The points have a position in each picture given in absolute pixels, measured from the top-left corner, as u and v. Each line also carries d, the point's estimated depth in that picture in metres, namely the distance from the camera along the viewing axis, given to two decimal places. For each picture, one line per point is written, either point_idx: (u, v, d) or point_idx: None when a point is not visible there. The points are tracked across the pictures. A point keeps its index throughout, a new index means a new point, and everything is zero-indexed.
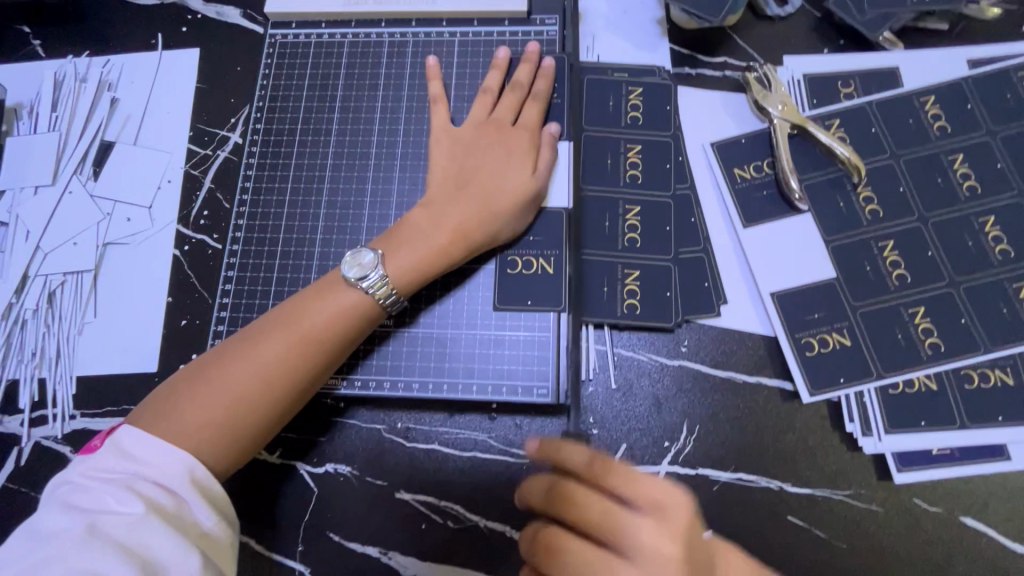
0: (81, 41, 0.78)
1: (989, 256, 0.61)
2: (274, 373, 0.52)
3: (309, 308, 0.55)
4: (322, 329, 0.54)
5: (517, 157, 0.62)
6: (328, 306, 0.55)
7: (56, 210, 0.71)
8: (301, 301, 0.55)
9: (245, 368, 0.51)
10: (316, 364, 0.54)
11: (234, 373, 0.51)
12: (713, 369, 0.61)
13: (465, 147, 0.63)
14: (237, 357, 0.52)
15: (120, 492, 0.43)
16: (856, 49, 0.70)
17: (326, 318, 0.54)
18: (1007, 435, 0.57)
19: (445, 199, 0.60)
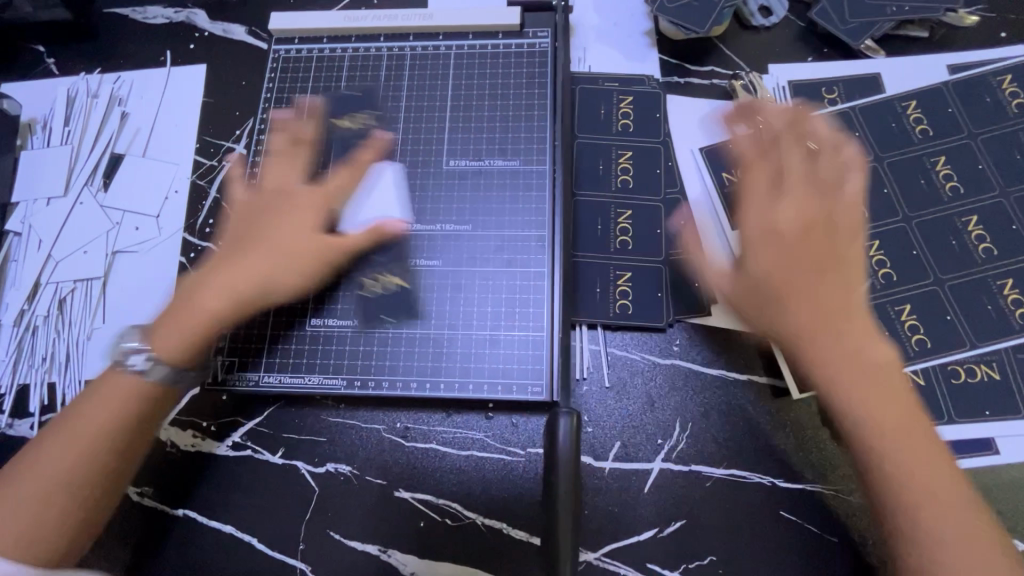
0: (93, 59, 0.81)
1: (973, 254, 0.63)
2: (102, 466, 0.53)
3: (89, 408, 0.55)
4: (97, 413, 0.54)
5: (301, 217, 0.61)
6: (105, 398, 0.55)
7: (68, 220, 0.74)
8: (86, 401, 0.55)
9: (49, 465, 0.53)
10: (138, 447, 0.56)
11: (41, 468, 0.52)
12: (705, 368, 0.62)
13: (254, 212, 0.63)
14: (47, 466, 0.52)
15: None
16: (839, 56, 0.72)
17: (97, 413, 0.54)
18: (993, 428, 0.58)
19: (231, 260, 0.60)
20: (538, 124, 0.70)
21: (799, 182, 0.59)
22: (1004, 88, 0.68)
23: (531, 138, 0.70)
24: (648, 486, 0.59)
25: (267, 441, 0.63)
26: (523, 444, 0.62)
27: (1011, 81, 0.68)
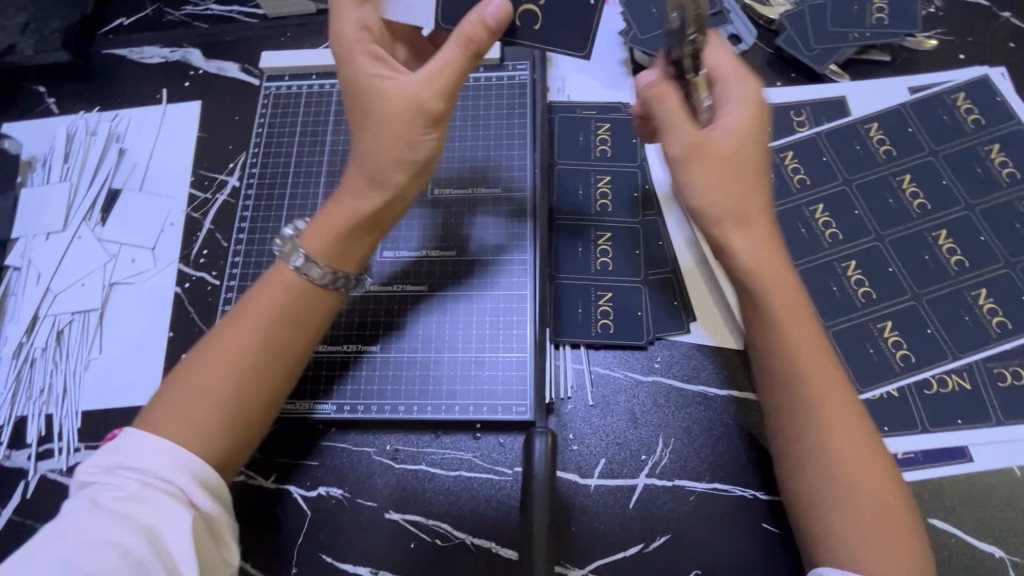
0: (92, 99, 0.84)
1: (945, 267, 0.65)
2: (280, 360, 0.53)
3: (258, 304, 0.53)
4: (280, 330, 0.53)
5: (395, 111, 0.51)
6: (268, 295, 0.53)
7: (66, 253, 0.76)
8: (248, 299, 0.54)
9: (210, 367, 0.51)
10: (306, 345, 0.54)
11: (193, 382, 0.50)
12: (685, 384, 0.64)
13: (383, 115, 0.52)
14: (221, 353, 0.51)
15: (115, 478, 0.46)
16: (805, 81, 0.75)
17: (271, 305, 0.53)
18: (966, 436, 0.59)
19: (370, 167, 0.53)
20: (519, 151, 0.73)
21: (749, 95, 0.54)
22: (960, 106, 0.71)
23: (513, 164, 0.73)
24: (634, 502, 0.60)
25: (258, 466, 0.64)
26: (510, 464, 0.63)
27: (964, 98, 0.72)
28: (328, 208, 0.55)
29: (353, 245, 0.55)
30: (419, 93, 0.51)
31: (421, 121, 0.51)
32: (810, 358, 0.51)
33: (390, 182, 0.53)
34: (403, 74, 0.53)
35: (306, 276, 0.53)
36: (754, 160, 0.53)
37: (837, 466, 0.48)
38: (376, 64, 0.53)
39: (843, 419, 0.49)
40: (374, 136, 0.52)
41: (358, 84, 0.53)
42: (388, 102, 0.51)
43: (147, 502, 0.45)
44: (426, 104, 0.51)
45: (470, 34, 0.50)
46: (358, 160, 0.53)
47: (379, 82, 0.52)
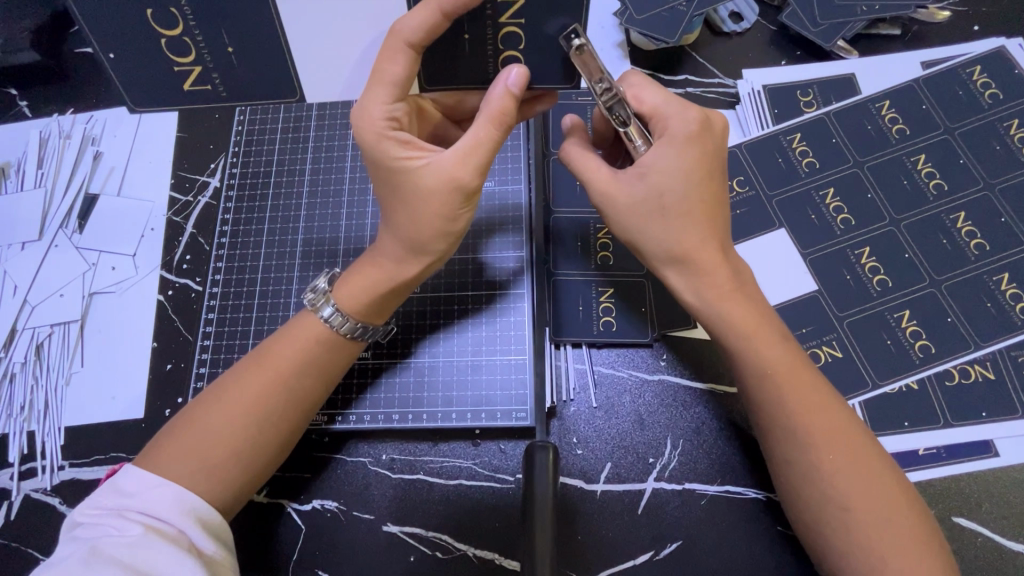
0: (66, 100, 0.80)
1: (964, 251, 0.62)
2: (294, 412, 0.53)
3: (279, 348, 0.54)
4: (297, 381, 0.53)
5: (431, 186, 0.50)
6: (290, 349, 0.54)
7: (44, 264, 0.73)
8: (274, 341, 0.55)
9: (226, 412, 0.51)
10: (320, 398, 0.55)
11: (204, 422, 0.50)
12: (694, 382, 0.61)
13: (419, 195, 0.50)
14: (236, 398, 0.51)
15: (118, 521, 0.44)
16: (812, 59, 0.72)
17: (294, 358, 0.53)
18: (990, 429, 0.56)
19: (406, 228, 0.52)
20: (511, 146, 0.70)
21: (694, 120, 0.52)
22: (976, 80, 0.68)
23: (504, 158, 0.70)
24: (642, 508, 0.58)
25: None
26: (512, 471, 0.60)
27: (980, 72, 0.68)
28: (364, 262, 0.56)
29: (385, 303, 0.56)
30: (455, 172, 0.49)
31: (458, 198, 0.50)
32: (791, 381, 0.49)
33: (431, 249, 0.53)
34: (431, 150, 0.52)
35: (333, 327, 0.55)
36: (701, 184, 0.50)
37: (826, 475, 0.46)
38: (402, 147, 0.51)
39: (826, 430, 0.47)
40: (406, 200, 0.51)
41: (383, 167, 0.51)
42: (423, 184, 0.50)
43: (149, 546, 0.43)
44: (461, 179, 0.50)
45: (501, 109, 0.49)
46: (395, 227, 0.53)
47: (411, 161, 0.51)
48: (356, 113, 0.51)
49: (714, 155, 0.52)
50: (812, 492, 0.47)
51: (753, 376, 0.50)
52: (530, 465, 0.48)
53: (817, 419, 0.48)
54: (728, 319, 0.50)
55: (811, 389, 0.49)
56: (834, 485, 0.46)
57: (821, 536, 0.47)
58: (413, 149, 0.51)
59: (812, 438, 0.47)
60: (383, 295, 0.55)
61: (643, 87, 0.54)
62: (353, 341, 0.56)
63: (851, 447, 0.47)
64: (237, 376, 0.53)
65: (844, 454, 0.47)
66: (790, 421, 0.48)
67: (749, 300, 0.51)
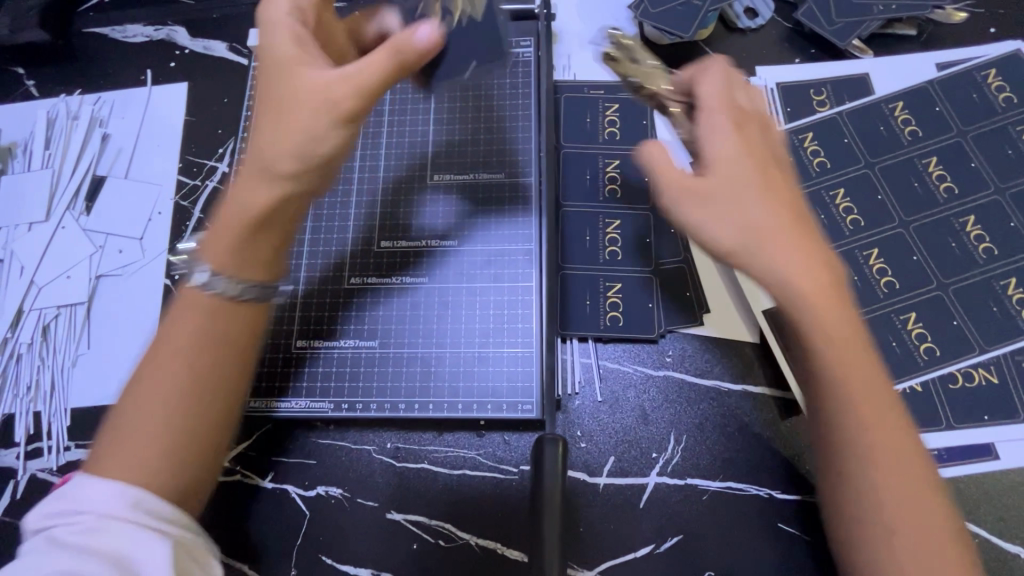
0: (74, 81, 0.80)
1: (972, 255, 0.62)
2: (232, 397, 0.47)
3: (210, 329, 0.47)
4: (188, 354, 0.46)
5: (303, 108, 0.48)
6: (181, 332, 0.47)
7: (50, 245, 0.73)
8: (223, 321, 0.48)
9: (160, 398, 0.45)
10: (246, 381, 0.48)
11: (139, 410, 0.45)
12: (698, 379, 0.62)
13: (286, 106, 0.48)
14: (158, 384, 0.45)
15: (71, 513, 0.42)
16: (826, 58, 0.71)
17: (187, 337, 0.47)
18: (993, 433, 0.57)
19: (260, 156, 0.48)
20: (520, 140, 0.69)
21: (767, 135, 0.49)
22: (990, 83, 0.67)
23: (517, 149, 0.69)
24: (644, 502, 0.58)
25: (256, 465, 0.62)
26: (516, 462, 0.61)
27: (995, 76, 0.68)
28: (218, 216, 0.50)
29: (254, 251, 0.48)
30: (332, 88, 0.48)
31: (328, 116, 0.48)
32: (874, 401, 0.43)
33: (309, 168, 0.48)
34: (314, 61, 0.50)
35: (219, 294, 0.47)
36: (767, 174, 0.46)
37: (884, 501, 0.42)
38: (292, 50, 0.50)
39: (887, 452, 0.42)
40: (282, 123, 0.48)
41: (271, 82, 0.50)
42: (298, 94, 0.48)
43: (110, 529, 0.41)
44: (340, 103, 0.48)
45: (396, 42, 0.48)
46: (257, 153, 0.49)
47: (292, 70, 0.49)
48: (262, 15, 0.52)
49: (764, 135, 0.49)
50: (862, 511, 0.42)
51: (827, 391, 0.44)
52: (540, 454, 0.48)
53: (886, 440, 0.43)
54: (801, 318, 0.44)
55: (888, 410, 0.43)
56: (872, 483, 0.42)
57: (843, 525, 0.44)
58: (304, 57, 0.50)
59: (873, 458, 0.42)
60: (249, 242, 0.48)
61: (712, 79, 0.50)
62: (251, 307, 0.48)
63: (914, 475, 0.42)
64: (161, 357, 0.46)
65: (906, 487, 0.42)
66: (866, 441, 0.43)
67: (830, 296, 0.44)
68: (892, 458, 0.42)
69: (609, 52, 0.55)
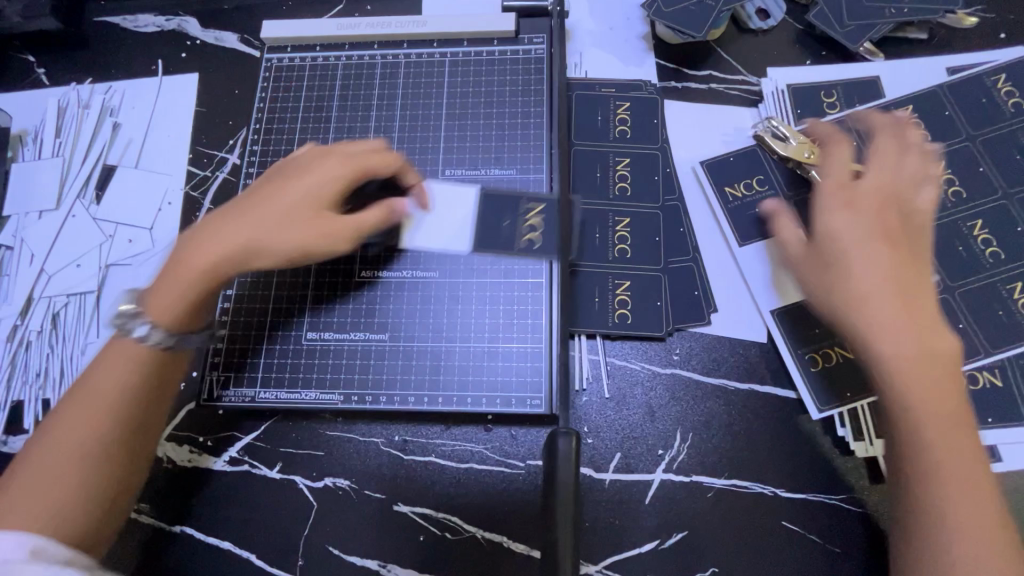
0: (85, 69, 0.80)
1: (979, 259, 0.62)
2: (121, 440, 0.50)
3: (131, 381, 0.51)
4: (115, 399, 0.50)
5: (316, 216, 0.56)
6: (112, 367, 0.51)
7: (60, 233, 0.73)
8: (98, 367, 0.51)
9: (62, 449, 0.48)
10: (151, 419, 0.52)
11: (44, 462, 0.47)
12: (705, 377, 0.62)
13: (261, 199, 0.56)
14: (78, 428, 0.48)
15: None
16: (837, 60, 0.72)
17: (108, 383, 0.50)
18: (997, 435, 0.57)
19: (280, 235, 0.55)
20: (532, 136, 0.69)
21: (879, 198, 0.57)
22: (1000, 89, 0.67)
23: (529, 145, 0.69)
24: (649, 498, 0.59)
25: (264, 455, 0.63)
26: (523, 457, 0.61)
27: (1005, 81, 0.67)
28: (173, 270, 0.53)
29: (164, 298, 0.52)
30: (333, 216, 0.56)
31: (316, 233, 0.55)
32: (943, 444, 0.48)
33: (247, 254, 0.54)
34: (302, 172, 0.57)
35: (148, 344, 0.51)
36: (865, 237, 0.55)
37: (954, 539, 0.46)
38: (321, 157, 0.58)
39: (953, 487, 0.47)
40: (264, 205, 0.56)
41: (287, 179, 0.57)
42: (288, 199, 0.56)
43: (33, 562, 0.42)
44: (328, 223, 0.56)
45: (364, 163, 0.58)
46: (254, 224, 0.54)
47: (331, 174, 0.57)
48: (347, 141, 0.61)
49: (880, 202, 0.57)
50: (930, 554, 0.46)
51: (903, 434, 0.49)
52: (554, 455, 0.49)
53: (950, 477, 0.47)
54: (882, 364, 0.51)
55: (961, 456, 0.48)
56: (932, 522, 0.47)
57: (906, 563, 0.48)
58: (350, 166, 0.58)
59: (948, 492, 0.47)
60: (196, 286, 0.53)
61: (836, 152, 0.61)
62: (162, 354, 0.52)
63: (970, 509, 0.47)
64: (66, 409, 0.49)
65: (971, 526, 0.46)
66: (925, 477, 0.48)
67: (923, 341, 0.51)
68: (956, 489, 0.47)
69: (763, 137, 0.67)
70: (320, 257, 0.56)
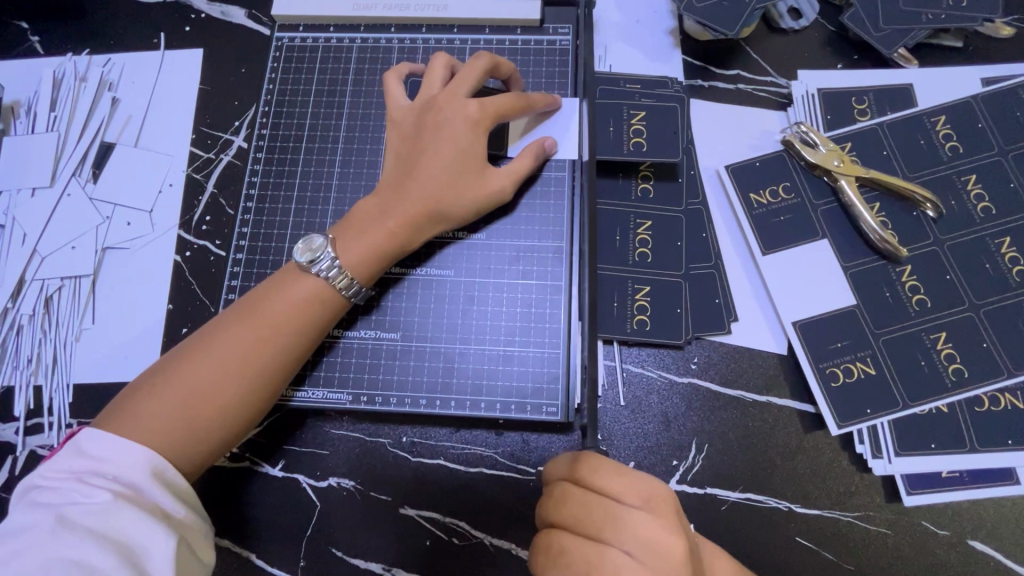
0: (82, 39, 0.76)
1: (1007, 277, 0.61)
2: (250, 376, 0.52)
3: (275, 313, 0.54)
4: (286, 330, 0.54)
5: (435, 155, 0.59)
6: (284, 297, 0.55)
7: (55, 212, 0.70)
8: (261, 293, 0.56)
9: (207, 364, 0.51)
10: (283, 370, 0.54)
11: (189, 374, 0.51)
12: (723, 388, 0.60)
13: (404, 149, 0.61)
14: (224, 351, 0.52)
15: (83, 487, 0.44)
16: (869, 65, 0.69)
17: (283, 313, 0.54)
18: (1016, 458, 0.56)
19: (394, 188, 0.59)
20: (561, 116, 0.65)
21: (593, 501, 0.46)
22: None
23: None
24: None
25: (266, 453, 0.61)
26: (534, 463, 0.60)
27: None
28: (353, 222, 0.58)
29: (365, 239, 0.57)
30: (465, 158, 0.59)
31: (472, 173, 0.59)
32: None
33: (436, 202, 0.58)
34: (458, 113, 0.60)
35: (327, 281, 0.56)
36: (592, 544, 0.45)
37: None
38: (424, 107, 0.62)
39: None
40: (414, 161, 0.59)
41: (412, 128, 0.62)
42: (450, 141, 0.59)
43: (119, 514, 0.43)
44: (468, 165, 0.59)
45: (506, 104, 0.60)
46: (387, 178, 0.60)
47: (437, 116, 0.60)
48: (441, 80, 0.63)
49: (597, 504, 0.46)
50: None
51: None
52: (586, 460, 0.47)
53: None
54: None
55: None
56: None
57: None
58: (455, 107, 0.60)
59: None
60: (410, 229, 0.58)
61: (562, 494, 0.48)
62: (343, 299, 0.57)
63: None
64: (214, 323, 0.54)
65: None
66: None
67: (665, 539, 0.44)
68: None
69: (792, 141, 0.66)
70: (485, 198, 0.60)
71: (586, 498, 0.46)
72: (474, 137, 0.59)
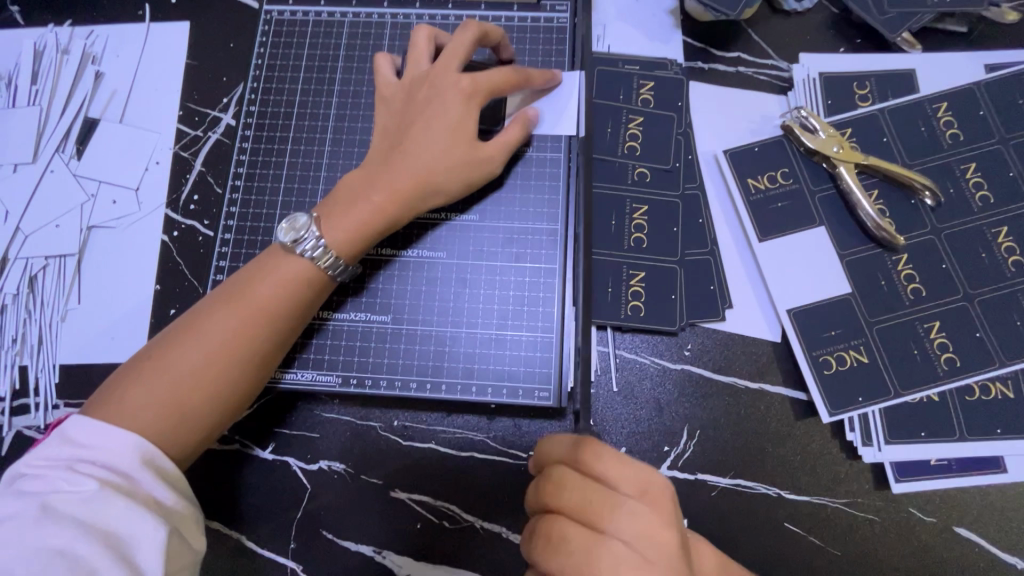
0: (63, 9, 0.73)
1: (1002, 267, 0.60)
2: (237, 359, 0.51)
3: (263, 297, 0.53)
4: (274, 313, 0.53)
5: (427, 128, 0.57)
6: (270, 278, 0.54)
7: (37, 189, 0.68)
8: (246, 276, 0.54)
9: (193, 350, 0.50)
10: (271, 353, 0.53)
11: (175, 359, 0.50)
12: (716, 374, 0.60)
13: (394, 124, 0.60)
14: (210, 335, 0.51)
15: (71, 475, 0.43)
16: (871, 49, 0.68)
17: (272, 294, 0.53)
18: (1005, 447, 0.57)
19: (384, 163, 0.58)
20: (559, 93, 0.63)
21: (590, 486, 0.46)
22: None
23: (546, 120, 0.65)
24: None
25: (255, 436, 0.60)
26: (525, 447, 0.59)
27: None
28: (341, 198, 0.57)
29: (355, 214, 0.56)
30: (457, 131, 0.57)
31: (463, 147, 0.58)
32: None
33: (427, 177, 0.57)
34: (451, 87, 0.58)
35: (312, 261, 0.54)
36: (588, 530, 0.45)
37: None
38: (415, 81, 0.60)
39: None
40: (405, 135, 0.58)
41: (403, 103, 0.60)
42: (442, 115, 0.57)
43: (108, 504, 0.42)
44: (461, 140, 0.58)
45: (501, 78, 0.58)
46: (376, 154, 0.59)
47: (429, 91, 0.59)
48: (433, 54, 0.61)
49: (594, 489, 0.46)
50: None
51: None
52: (588, 446, 0.47)
53: None
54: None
55: None
56: None
57: None
58: (447, 80, 0.58)
59: None
60: (401, 205, 0.57)
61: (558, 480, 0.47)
62: (329, 279, 0.56)
63: None
64: (199, 307, 0.54)
65: None
66: None
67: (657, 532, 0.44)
68: None
69: (790, 125, 0.64)
70: (476, 174, 0.58)
71: (586, 485, 0.46)
72: (467, 111, 0.58)
